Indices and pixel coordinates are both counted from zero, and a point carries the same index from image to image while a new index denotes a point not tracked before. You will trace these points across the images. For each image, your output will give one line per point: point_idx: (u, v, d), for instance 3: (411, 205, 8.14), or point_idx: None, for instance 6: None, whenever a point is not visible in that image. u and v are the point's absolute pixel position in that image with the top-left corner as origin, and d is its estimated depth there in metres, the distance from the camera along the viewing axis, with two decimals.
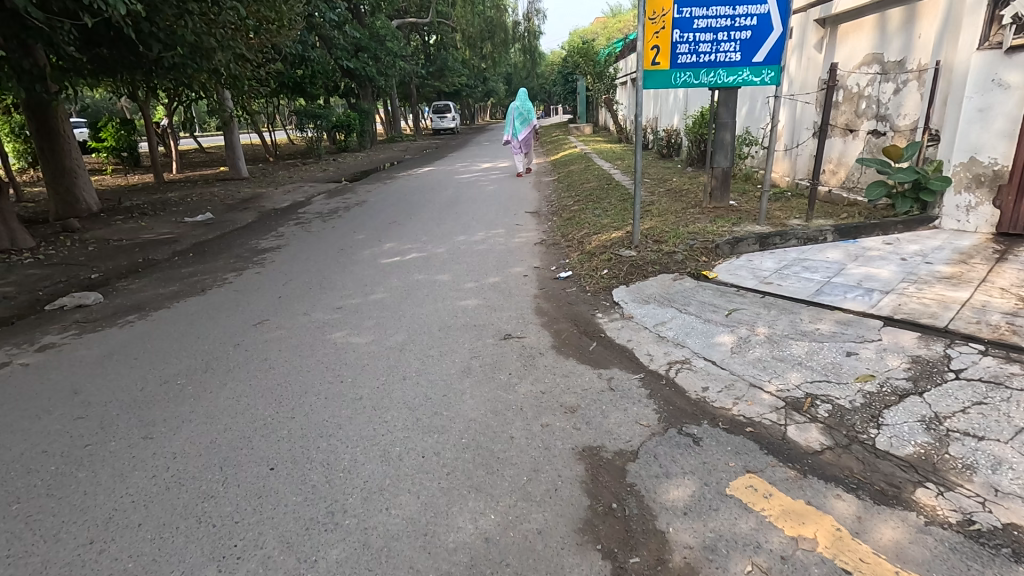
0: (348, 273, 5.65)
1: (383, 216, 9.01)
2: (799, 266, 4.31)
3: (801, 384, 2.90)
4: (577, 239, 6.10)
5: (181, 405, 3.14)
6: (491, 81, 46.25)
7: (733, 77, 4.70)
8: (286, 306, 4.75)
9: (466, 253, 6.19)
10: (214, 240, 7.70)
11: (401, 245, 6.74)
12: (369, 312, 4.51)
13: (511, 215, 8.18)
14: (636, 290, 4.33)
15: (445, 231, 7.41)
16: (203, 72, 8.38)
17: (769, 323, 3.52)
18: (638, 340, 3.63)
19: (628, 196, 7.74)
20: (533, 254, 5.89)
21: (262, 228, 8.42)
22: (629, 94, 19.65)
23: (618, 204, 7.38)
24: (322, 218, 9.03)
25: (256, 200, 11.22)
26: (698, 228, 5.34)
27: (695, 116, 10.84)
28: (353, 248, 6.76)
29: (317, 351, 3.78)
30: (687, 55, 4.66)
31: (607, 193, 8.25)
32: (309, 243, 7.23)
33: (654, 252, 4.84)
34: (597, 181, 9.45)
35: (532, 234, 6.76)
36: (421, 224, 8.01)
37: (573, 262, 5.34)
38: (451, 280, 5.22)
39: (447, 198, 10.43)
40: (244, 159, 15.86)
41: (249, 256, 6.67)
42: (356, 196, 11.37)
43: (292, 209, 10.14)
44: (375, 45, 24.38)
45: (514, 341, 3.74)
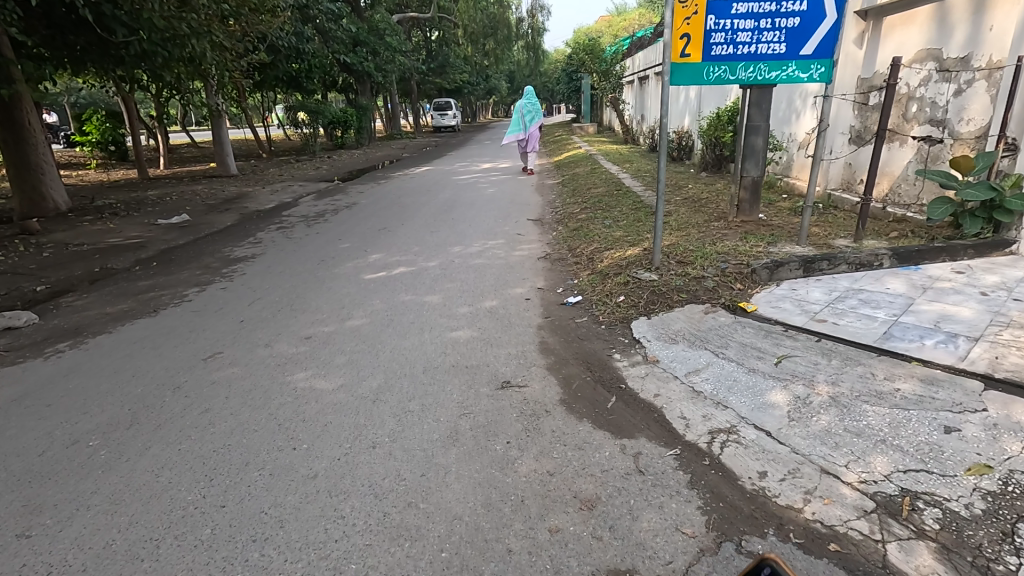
0: (325, 292, 4.94)
1: (373, 221, 8.31)
2: (855, 299, 3.61)
3: (891, 474, 2.20)
4: (586, 255, 5.40)
5: (82, 482, 2.43)
6: (493, 78, 45.49)
7: (776, 72, 4.00)
8: (246, 334, 4.04)
9: (460, 268, 5.50)
10: (184, 246, 7.00)
11: (389, 257, 6.05)
12: (343, 344, 3.81)
13: (512, 222, 7.49)
14: (660, 325, 3.63)
15: (438, 240, 6.71)
16: (177, 61, 7.67)
17: (831, 379, 2.82)
18: (667, 396, 2.93)
19: (641, 205, 7.03)
20: (536, 272, 5.20)
21: (239, 233, 7.72)
22: (636, 93, 18.96)
23: (630, 214, 6.68)
24: (307, 223, 8.32)
25: (239, 200, 10.50)
26: (727, 246, 4.63)
27: (709, 118, 10.16)
28: (335, 259, 6.06)
29: (272, 400, 3.08)
30: (722, 46, 3.94)
31: (618, 200, 7.54)
32: (287, 252, 6.53)
33: (679, 277, 4.14)
34: (605, 187, 8.74)
35: (535, 247, 6.06)
36: (414, 231, 7.32)
37: (583, 284, 4.64)
38: (441, 303, 4.53)
39: (443, 201, 9.73)
40: (233, 155, 15.15)
41: (218, 266, 5.96)
42: (346, 197, 10.66)
43: (276, 211, 9.44)
44: (374, 39, 23.66)
45: (514, 392, 3.04)
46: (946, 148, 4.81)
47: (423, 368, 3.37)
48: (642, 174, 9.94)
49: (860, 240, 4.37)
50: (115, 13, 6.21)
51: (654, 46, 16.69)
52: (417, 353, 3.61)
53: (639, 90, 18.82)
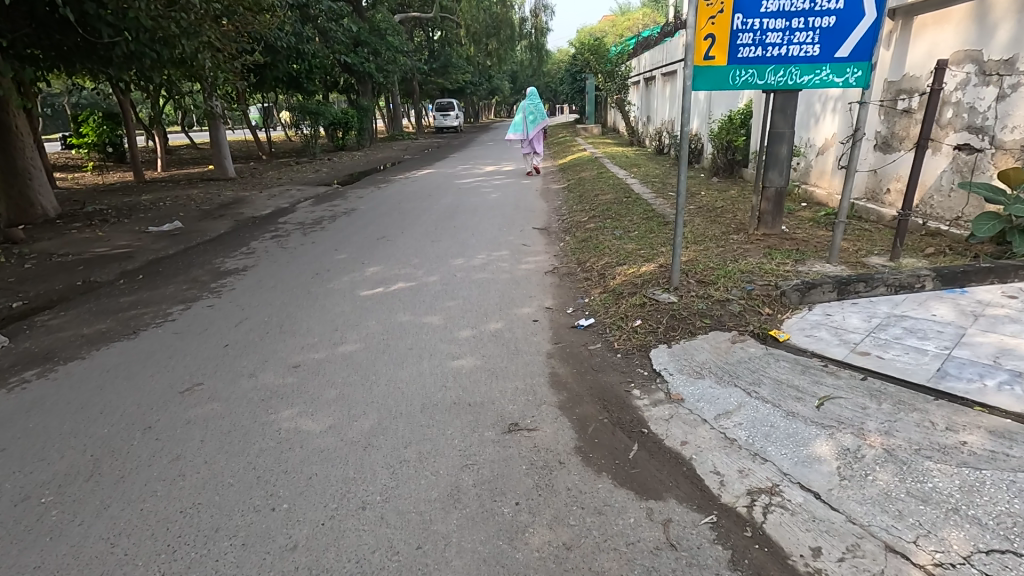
0: (318, 311, 4.62)
1: (371, 228, 7.98)
2: (899, 327, 3.27)
3: (971, 556, 1.86)
4: (597, 271, 5.06)
5: (26, 553, 2.11)
6: (496, 78, 45.16)
7: (808, 77, 3.66)
8: (230, 360, 3.72)
9: (463, 284, 5.17)
10: (173, 257, 6.68)
11: (387, 270, 5.72)
12: (335, 373, 3.49)
13: (517, 232, 7.16)
14: (683, 356, 3.30)
15: (439, 251, 6.38)
16: (167, 62, 7.34)
17: (885, 428, 2.48)
18: (696, 445, 2.59)
19: (653, 214, 6.69)
20: (544, 289, 4.87)
21: (233, 242, 7.40)
22: (642, 95, 18.62)
23: (642, 224, 6.34)
24: (303, 230, 8.00)
25: (235, 206, 10.19)
26: (751, 263, 4.30)
27: (721, 121, 9.81)
28: (330, 273, 5.74)
29: (252, 445, 2.75)
30: (750, 48, 3.61)
31: (628, 209, 7.20)
32: (281, 264, 6.20)
33: (701, 300, 3.80)
34: (613, 193, 8.40)
35: (542, 259, 5.73)
36: (414, 241, 6.99)
37: (595, 304, 4.31)
38: (442, 324, 4.20)
39: (445, 207, 9.40)
40: (231, 158, 14.86)
41: (207, 280, 5.64)
42: (345, 202, 10.34)
43: (272, 217, 9.12)
44: (375, 40, 23.35)
45: (524, 438, 2.71)
46: (986, 157, 4.47)
47: (422, 405, 3.04)
48: (651, 179, 9.60)
49: (896, 258, 4.03)
50: (99, 12, 5.88)
51: (660, 46, 16.33)
52: (415, 386, 3.28)
53: (644, 91, 18.45)
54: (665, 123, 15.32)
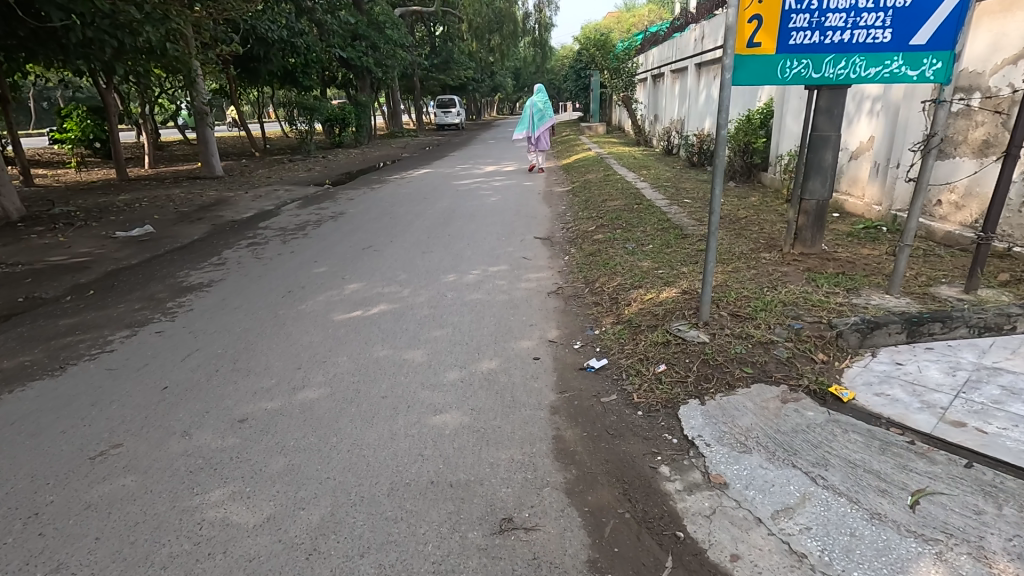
0: (282, 341, 3.96)
1: (358, 235, 7.32)
2: (995, 386, 2.60)
3: None
4: (607, 293, 4.39)
5: None
6: (498, 75, 44.44)
7: (875, 69, 2.98)
8: (164, 411, 3.05)
9: (454, 307, 4.51)
10: (135, 267, 6.01)
11: (369, 288, 5.05)
12: (287, 432, 2.82)
13: (517, 242, 6.50)
14: (723, 421, 2.63)
15: (430, 265, 5.71)
16: (132, 51, 6.65)
17: (1016, 549, 1.81)
18: (752, 561, 1.91)
19: (668, 223, 6.02)
20: (546, 316, 4.20)
21: (204, 250, 6.73)
22: (649, 92, 17.92)
23: (657, 237, 5.66)
24: (284, 237, 7.34)
25: (216, 207, 9.53)
26: (792, 292, 3.63)
27: (738, 121, 9.13)
28: (304, 291, 5.07)
29: (161, 548, 2.09)
30: (805, 33, 2.92)
31: (639, 217, 6.52)
32: (251, 278, 5.53)
33: (737, 340, 3.12)
34: (622, 198, 7.72)
35: (544, 277, 5.07)
36: (404, 252, 6.33)
37: (607, 339, 3.63)
38: (426, 362, 3.54)
39: (439, 212, 8.73)
40: (219, 155, 14.21)
41: (164, 298, 4.98)
42: (334, 204, 9.69)
43: (254, 221, 8.47)
44: (374, 33, 22.67)
45: (520, 543, 2.05)
46: None
47: (389, 488, 2.38)
48: (662, 183, 8.91)
49: (971, 290, 3.37)
50: None
51: (669, 42, 15.67)
52: (385, 454, 2.61)
53: (652, 89, 17.78)
54: (674, 123, 14.65)
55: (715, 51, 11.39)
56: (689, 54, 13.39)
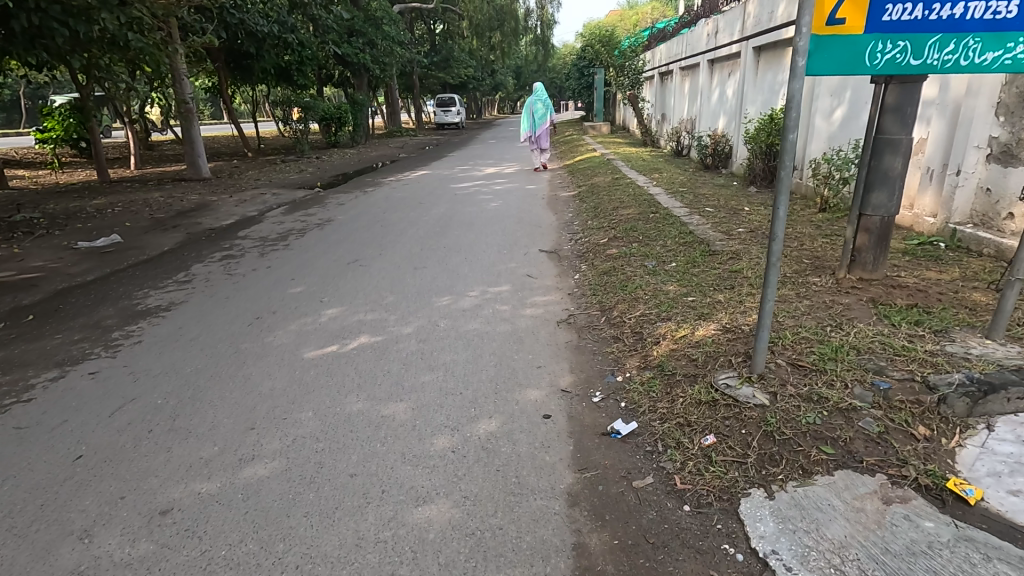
0: (238, 386, 3.27)
1: (345, 246, 6.64)
2: None
3: None
4: (630, 325, 3.70)
5: None
6: (499, 72, 43.70)
7: (991, 53, 2.29)
8: (66, 496, 2.36)
9: (447, 340, 3.82)
10: (88, 285, 5.33)
11: (349, 315, 4.36)
12: (220, 534, 2.13)
13: (520, 256, 5.81)
14: (805, 530, 1.94)
15: (421, 285, 5.02)
16: (87, 40, 5.96)
17: None
18: None
19: (692, 237, 5.32)
20: (557, 356, 3.51)
21: (171, 264, 6.03)
22: (657, 91, 17.26)
23: (681, 253, 4.96)
24: (262, 249, 6.64)
25: (195, 213, 8.84)
26: (864, 332, 2.94)
27: (760, 121, 8.42)
28: (274, 317, 4.37)
29: None
30: (902, 7, 2.21)
31: (657, 229, 5.82)
32: (216, 300, 4.84)
33: (807, 406, 2.43)
34: (636, 206, 7.01)
35: (552, 303, 4.38)
36: (393, 267, 5.64)
37: (634, 392, 2.94)
38: (410, 421, 2.85)
39: (435, 218, 8.03)
40: (206, 156, 13.55)
41: (111, 325, 4.29)
42: (322, 210, 9.01)
43: (232, 230, 7.78)
44: (371, 29, 21.98)
45: None
46: None
47: None
48: (677, 188, 8.21)
49: None
50: None
51: (678, 38, 14.96)
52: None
53: (659, 88, 17.07)
54: (684, 123, 13.95)
55: (729, 46, 10.69)
56: (700, 50, 12.69)
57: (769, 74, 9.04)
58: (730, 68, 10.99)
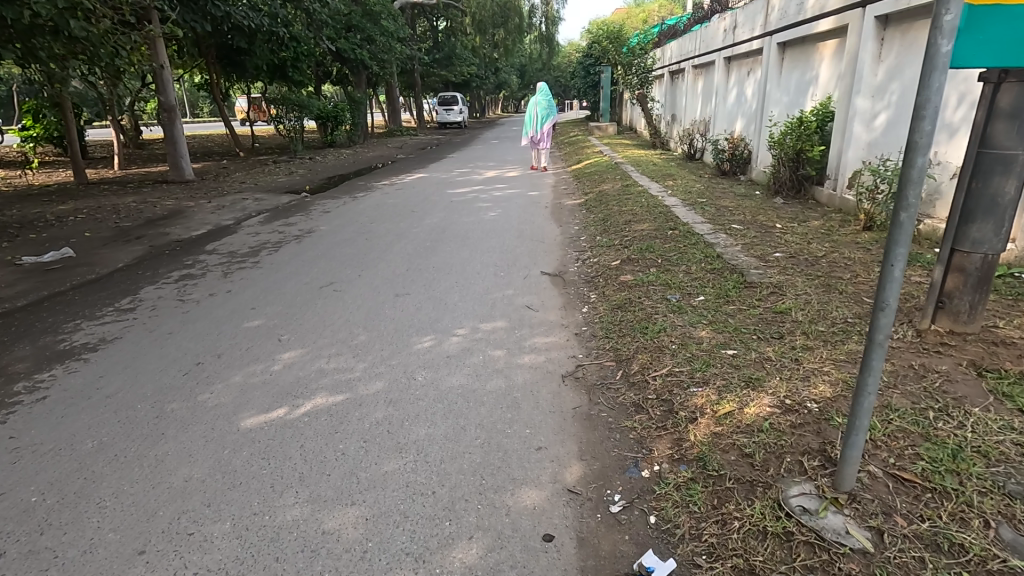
0: (143, 475, 2.50)
1: (321, 264, 5.86)
2: None
3: None
4: (655, 390, 2.91)
5: None
6: (502, 71, 42.91)
7: None
8: None
9: (424, 402, 3.05)
10: (13, 313, 4.57)
11: (309, 362, 3.58)
12: None
13: (520, 280, 5.04)
14: None
15: (401, 319, 4.25)
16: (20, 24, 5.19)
17: None
18: None
19: (721, 263, 4.52)
20: (562, 430, 2.73)
21: (119, 285, 5.28)
22: (667, 90, 16.47)
23: (711, 286, 4.17)
24: (228, 266, 5.88)
25: (164, 222, 8.08)
26: (983, 423, 2.15)
27: (787, 123, 7.62)
28: (218, 364, 3.60)
29: None
30: None
31: (679, 250, 5.04)
32: (155, 336, 4.07)
33: (936, 564, 1.65)
34: (651, 220, 6.22)
35: (554, 351, 3.60)
36: (372, 293, 4.87)
37: (667, 501, 2.15)
38: (359, 544, 2.08)
39: (426, 230, 7.27)
40: (189, 157, 12.80)
41: (17, 372, 3.53)
42: (304, 218, 8.25)
43: (201, 241, 7.03)
44: (369, 25, 21.23)
45: None
46: None
47: None
48: (695, 198, 7.41)
49: None
50: None
51: (691, 35, 14.16)
52: None
53: (670, 88, 16.27)
54: (697, 125, 13.15)
55: (748, 42, 9.91)
56: (716, 47, 11.90)
57: (796, 73, 8.23)
58: (749, 66, 10.19)
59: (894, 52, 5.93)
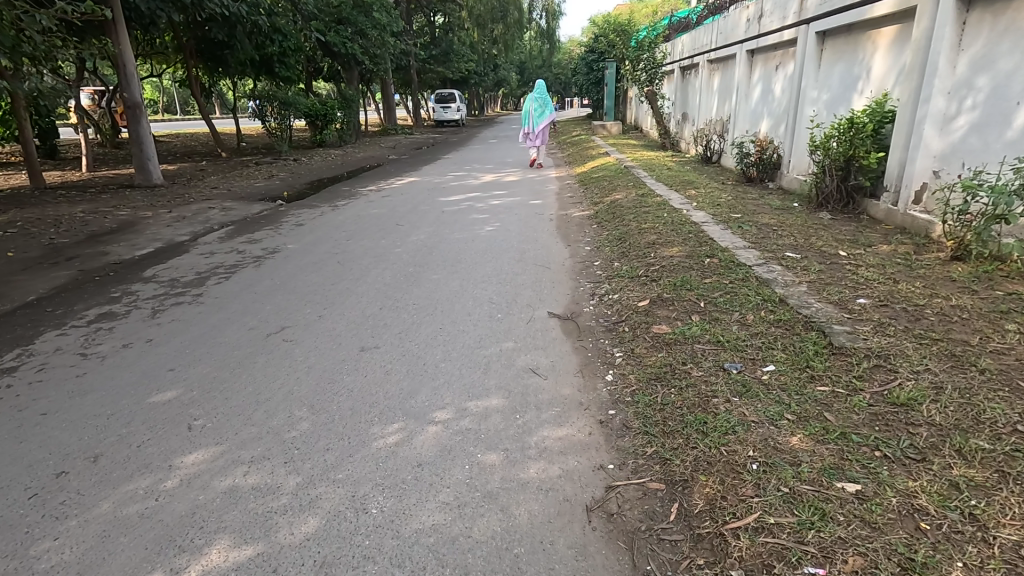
0: None
1: (277, 299, 4.76)
2: None
3: None
4: (740, 563, 1.82)
5: None
6: (501, 68, 41.76)
7: None
8: None
9: (375, 568, 1.96)
10: None
11: (220, 474, 2.48)
12: None
13: (521, 329, 3.96)
14: None
15: (364, 391, 3.17)
16: None
17: None
18: None
19: (787, 313, 3.45)
20: None
21: (15, 329, 4.17)
22: (678, 87, 15.38)
23: (780, 350, 3.08)
24: (161, 301, 4.78)
25: (107, 237, 6.97)
26: None
27: (834, 125, 6.53)
28: (88, 475, 2.50)
29: None
30: None
31: (723, 289, 3.96)
32: (22, 419, 2.96)
33: None
34: (679, 242, 5.14)
35: (572, 457, 2.53)
36: (331, 347, 3.77)
37: None
38: None
39: (410, 250, 6.18)
40: (157, 159, 11.67)
41: None
42: (272, 233, 7.17)
43: (143, 263, 5.92)
44: (361, 18, 20.12)
45: None
46: None
47: None
48: (727, 213, 6.33)
49: None
50: None
51: (705, 27, 13.07)
52: None
53: (682, 85, 15.18)
54: (713, 126, 12.08)
55: (777, 33, 8.83)
56: (736, 39, 10.84)
57: (840, 65, 7.14)
58: (776, 60, 9.11)
59: (980, 40, 4.85)
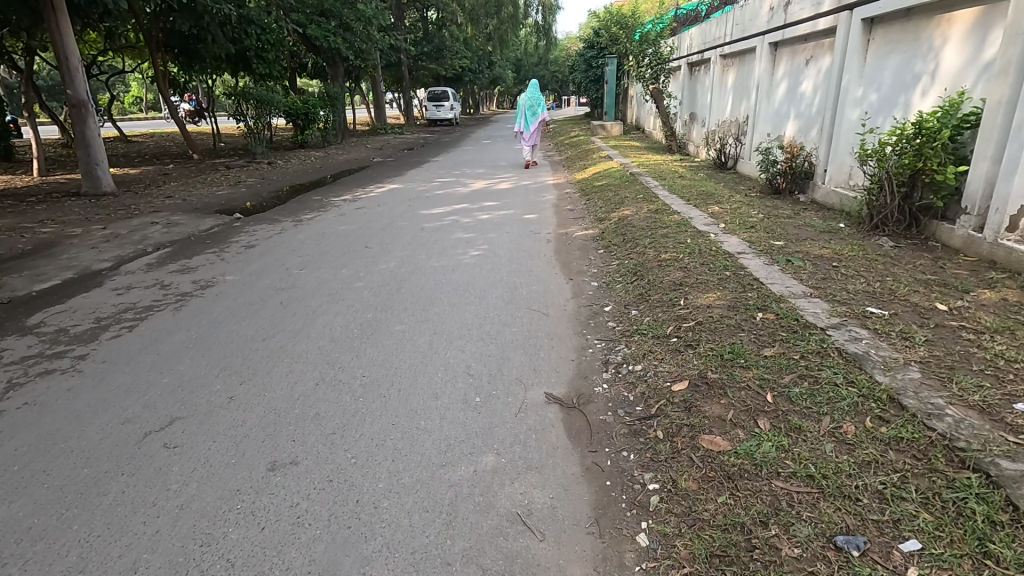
0: None
1: (183, 365, 3.55)
2: None
3: None
4: None
5: None
6: (497, 65, 40.52)
7: None
8: None
9: None
10: None
11: None
12: None
13: (506, 428, 2.77)
14: None
15: (253, 570, 1.97)
16: None
17: None
18: None
19: (909, 426, 2.26)
20: None
21: None
22: (686, 85, 14.23)
23: (922, 510, 1.91)
24: (26, 367, 3.56)
25: (9, 264, 5.74)
26: None
27: (893, 130, 5.35)
28: None
29: None
30: None
31: (794, 372, 2.77)
32: None
33: None
34: (716, 285, 3.96)
35: None
36: (226, 463, 2.56)
37: None
38: None
39: (375, 286, 4.97)
40: (107, 164, 10.41)
41: None
42: (212, 259, 5.95)
43: (34, 303, 4.71)
44: (346, 10, 18.87)
45: None
46: None
47: None
48: (766, 238, 5.15)
49: None
50: None
51: (717, 19, 11.89)
52: None
53: (690, 82, 14.00)
54: (728, 128, 10.91)
55: (808, 21, 7.65)
56: (756, 30, 9.65)
57: (896, 58, 5.96)
58: (807, 54, 7.95)
59: None
